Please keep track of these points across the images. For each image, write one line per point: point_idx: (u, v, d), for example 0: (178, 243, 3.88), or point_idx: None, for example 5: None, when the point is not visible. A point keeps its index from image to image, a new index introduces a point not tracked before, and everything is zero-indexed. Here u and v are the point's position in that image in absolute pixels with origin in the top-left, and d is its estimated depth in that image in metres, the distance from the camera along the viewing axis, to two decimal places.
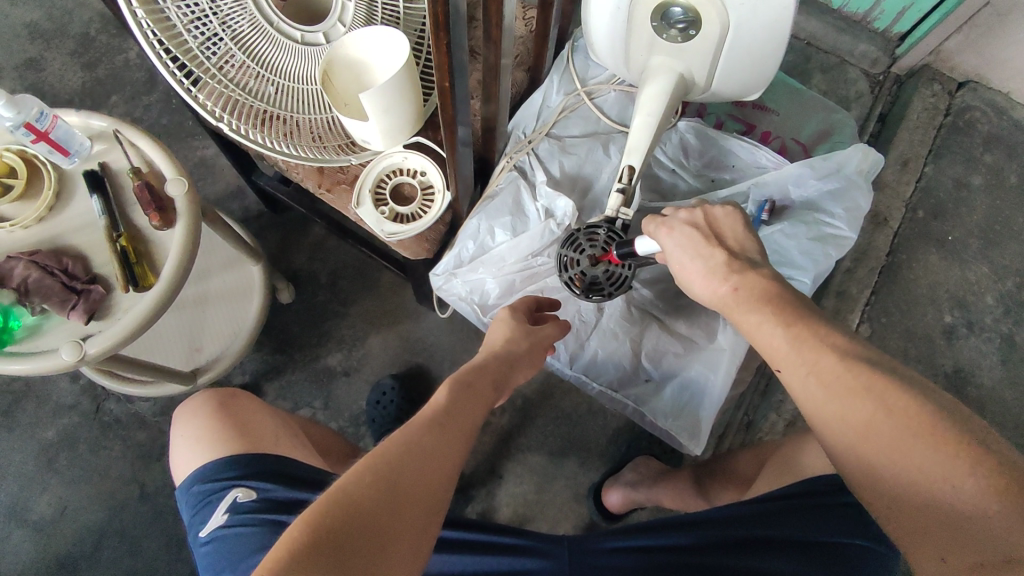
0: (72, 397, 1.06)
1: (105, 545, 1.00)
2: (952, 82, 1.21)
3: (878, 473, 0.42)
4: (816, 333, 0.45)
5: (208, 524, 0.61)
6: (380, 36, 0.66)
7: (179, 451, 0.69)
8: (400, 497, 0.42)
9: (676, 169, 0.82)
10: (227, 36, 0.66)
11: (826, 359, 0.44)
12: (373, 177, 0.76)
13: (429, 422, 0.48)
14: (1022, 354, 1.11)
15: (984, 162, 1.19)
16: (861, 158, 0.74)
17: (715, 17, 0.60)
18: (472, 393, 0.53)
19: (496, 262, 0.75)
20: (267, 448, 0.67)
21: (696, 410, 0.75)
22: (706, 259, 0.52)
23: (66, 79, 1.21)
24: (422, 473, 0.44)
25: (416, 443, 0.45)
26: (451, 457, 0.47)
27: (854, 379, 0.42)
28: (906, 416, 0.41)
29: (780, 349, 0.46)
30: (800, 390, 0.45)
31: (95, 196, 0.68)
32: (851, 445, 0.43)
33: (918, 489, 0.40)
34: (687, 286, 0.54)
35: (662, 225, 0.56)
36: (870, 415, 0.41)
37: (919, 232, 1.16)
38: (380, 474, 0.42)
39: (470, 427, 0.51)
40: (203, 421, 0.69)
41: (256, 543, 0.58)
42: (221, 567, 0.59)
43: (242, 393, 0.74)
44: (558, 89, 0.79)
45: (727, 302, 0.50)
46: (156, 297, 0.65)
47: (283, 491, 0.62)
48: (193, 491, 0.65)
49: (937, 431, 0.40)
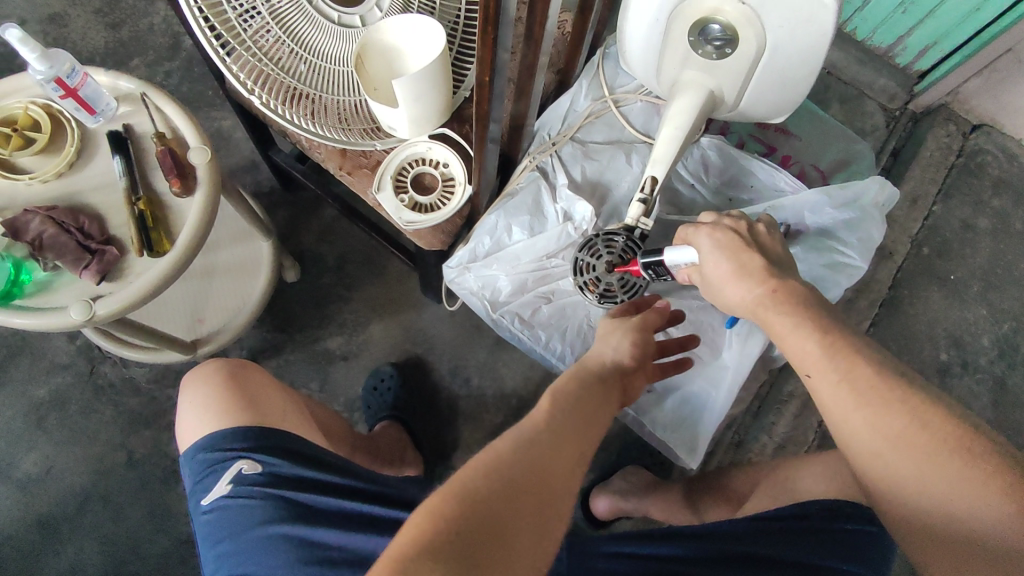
0: (67, 356, 1.05)
1: (88, 509, 0.99)
2: (967, 124, 1.22)
3: (902, 485, 0.43)
4: (848, 344, 0.46)
5: (211, 493, 0.62)
6: (416, 24, 0.66)
7: (184, 417, 0.69)
8: (522, 505, 0.42)
9: (695, 185, 0.83)
10: (266, 11, 0.67)
11: (861, 368, 0.45)
12: (396, 163, 0.76)
13: (545, 419, 0.47)
14: (1012, 398, 1.13)
15: (992, 206, 1.20)
16: (878, 191, 0.75)
17: (753, 37, 0.61)
18: (603, 387, 0.52)
19: (511, 260, 0.75)
20: (274, 423, 0.67)
21: (695, 425, 0.75)
22: (741, 262, 0.53)
23: (89, 37, 1.20)
24: (540, 472, 0.44)
25: (539, 447, 0.45)
26: (572, 465, 0.46)
27: (888, 391, 0.44)
28: (940, 432, 0.42)
29: (812, 355, 0.47)
30: (829, 397, 0.46)
31: (117, 156, 0.67)
32: (880, 455, 0.44)
33: (948, 505, 0.41)
34: (718, 292, 0.56)
35: (703, 227, 0.57)
36: (903, 426, 0.43)
37: (922, 268, 1.17)
38: (499, 482, 0.42)
39: (588, 423, 0.49)
40: (213, 388, 0.70)
41: (261, 516, 0.59)
42: (221, 537, 0.60)
43: (251, 364, 0.74)
44: (586, 94, 0.79)
45: (762, 303, 0.51)
46: (171, 263, 0.65)
47: (288, 467, 0.62)
48: (196, 460, 0.65)
49: (971, 449, 0.41)
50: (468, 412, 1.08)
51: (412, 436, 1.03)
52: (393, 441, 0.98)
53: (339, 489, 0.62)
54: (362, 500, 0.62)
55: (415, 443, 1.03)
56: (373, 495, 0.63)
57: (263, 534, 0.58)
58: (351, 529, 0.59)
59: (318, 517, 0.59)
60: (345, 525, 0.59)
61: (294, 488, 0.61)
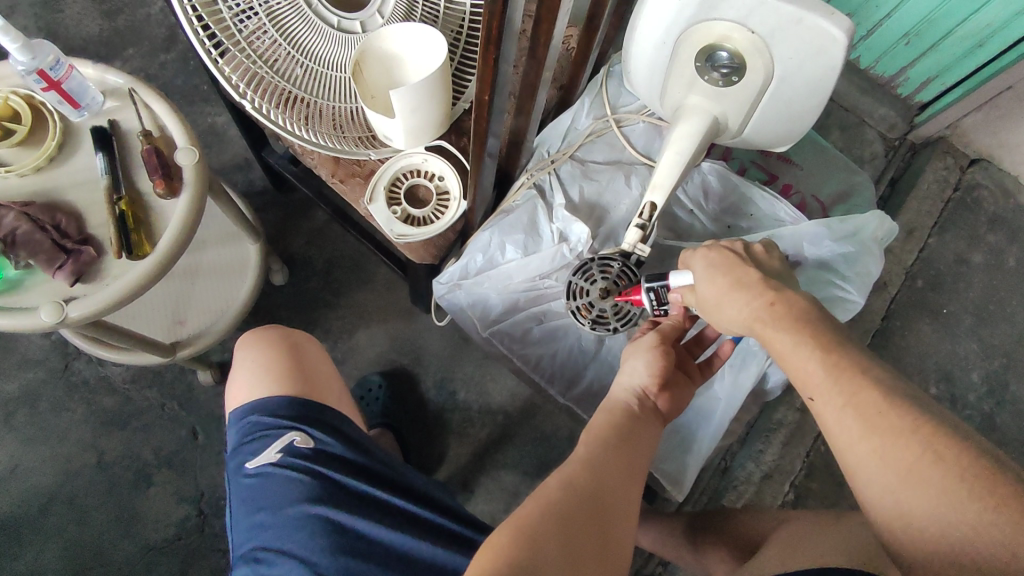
0: (42, 351, 1.02)
1: (53, 511, 0.96)
2: (965, 157, 1.22)
3: (913, 525, 0.37)
4: (855, 365, 0.41)
5: (258, 457, 0.56)
6: (416, 31, 0.65)
7: (235, 380, 0.64)
8: (590, 540, 0.39)
9: (693, 211, 0.81)
10: (262, 11, 0.65)
11: (868, 390, 0.39)
12: (389, 174, 0.74)
13: (587, 462, 0.46)
14: (999, 435, 1.12)
15: (987, 241, 1.20)
16: (877, 225, 0.74)
17: (761, 66, 0.60)
18: (641, 418, 0.52)
19: (503, 279, 0.74)
20: (325, 402, 0.63)
21: (684, 457, 0.74)
22: (737, 276, 0.49)
23: (82, 24, 1.17)
24: (590, 514, 0.41)
25: (593, 483, 0.43)
26: (629, 496, 0.45)
27: (899, 419, 0.38)
28: (959, 469, 0.35)
29: (813, 376, 0.41)
30: (833, 424, 0.40)
31: (100, 154, 0.65)
32: (890, 493, 0.38)
33: (968, 558, 0.35)
34: (716, 313, 0.50)
35: (700, 246, 0.53)
36: (915, 460, 0.37)
37: (915, 301, 1.17)
38: (561, 516, 0.40)
39: (629, 462, 0.47)
40: (272, 354, 0.65)
41: (307, 492, 0.53)
42: (260, 505, 0.54)
43: (308, 339, 0.69)
44: (588, 112, 0.78)
45: (761, 317, 0.46)
46: (150, 267, 0.63)
47: (339, 448, 0.57)
48: (248, 420, 0.59)
49: (997, 491, 0.34)
50: (451, 426, 1.06)
51: (402, 443, 1.03)
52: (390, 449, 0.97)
53: (389, 485, 0.57)
54: (403, 495, 0.57)
55: (403, 451, 1.02)
56: (420, 497, 0.58)
57: (305, 512, 0.52)
58: (391, 523, 0.53)
59: (364, 507, 0.53)
60: (392, 522, 0.53)
61: (343, 471, 0.56)
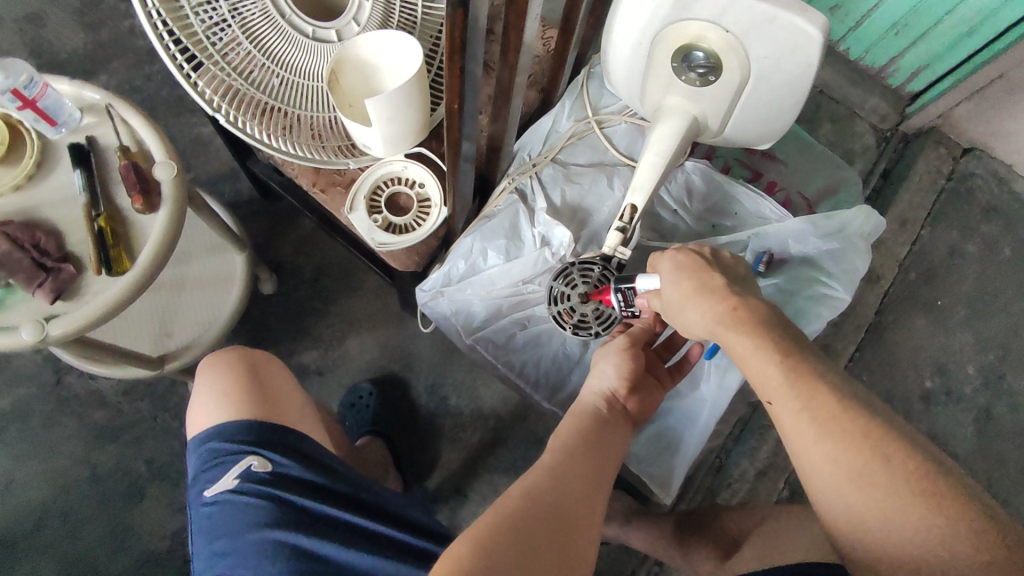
0: (33, 367, 1.02)
1: (47, 525, 0.97)
2: (957, 147, 1.21)
3: (861, 526, 0.38)
4: (810, 368, 0.41)
5: (215, 484, 0.55)
6: (395, 40, 0.64)
7: (195, 405, 0.63)
8: (547, 542, 0.42)
9: (678, 211, 0.81)
10: (235, 23, 0.65)
11: (824, 395, 0.40)
12: (370, 183, 0.73)
13: (553, 467, 0.48)
14: (996, 428, 1.11)
15: (980, 232, 1.19)
16: (864, 221, 0.73)
17: (736, 65, 0.59)
18: (608, 421, 0.55)
19: (486, 285, 0.73)
20: (286, 421, 0.62)
21: (671, 460, 0.74)
22: (700, 280, 0.48)
23: (66, 38, 1.17)
24: (549, 517, 0.43)
25: (554, 489, 0.46)
26: (591, 503, 0.47)
27: (851, 422, 0.38)
28: (906, 471, 0.36)
29: (772, 380, 0.41)
30: (788, 427, 0.40)
31: (78, 170, 0.65)
32: (840, 496, 0.38)
33: (913, 556, 0.36)
34: (679, 316, 0.50)
35: (667, 248, 0.53)
36: (866, 463, 0.37)
37: (908, 294, 1.16)
38: (517, 528, 0.42)
39: (594, 467, 0.50)
40: (230, 377, 0.64)
41: (265, 517, 0.52)
42: (218, 535, 0.53)
43: (274, 361, 0.69)
44: (569, 114, 0.77)
45: (722, 320, 0.45)
46: (127, 283, 0.63)
47: (299, 470, 0.57)
48: (205, 448, 0.58)
49: (938, 492, 0.36)
50: (444, 431, 1.06)
51: (392, 452, 1.01)
52: (378, 457, 0.96)
53: (354, 506, 0.56)
54: (367, 514, 0.56)
55: (395, 460, 1.01)
56: (388, 517, 0.58)
57: (262, 539, 0.51)
58: (354, 544, 0.53)
59: (326, 530, 0.53)
60: (356, 544, 0.53)
61: (305, 494, 0.55)
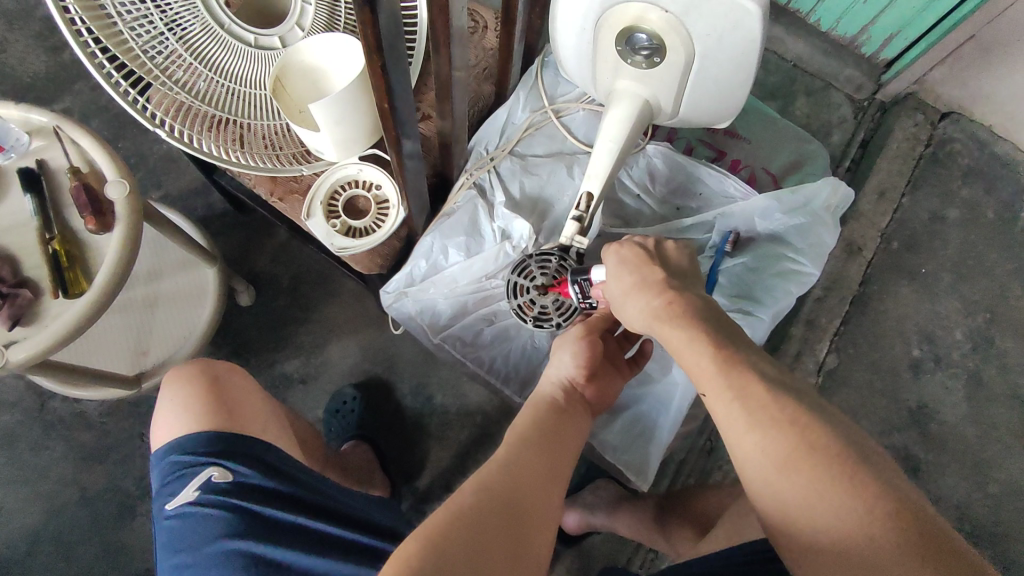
0: (15, 394, 1.03)
1: (41, 549, 0.97)
2: (935, 112, 1.15)
3: (789, 513, 0.40)
4: (741, 360, 0.44)
5: (176, 497, 0.56)
6: (338, 43, 0.64)
7: (159, 418, 0.63)
8: (501, 541, 0.41)
9: (640, 195, 0.80)
10: (174, 36, 0.64)
11: (754, 386, 0.42)
12: (324, 190, 0.74)
13: (505, 463, 0.47)
14: (987, 392, 1.05)
15: (961, 196, 1.13)
16: (830, 193, 0.73)
17: (679, 45, 0.56)
18: (566, 411, 0.55)
19: (448, 283, 0.74)
20: (249, 431, 0.62)
21: (645, 448, 0.76)
22: (640, 277, 0.52)
23: (29, 62, 1.17)
24: (501, 515, 0.42)
25: (506, 486, 0.45)
26: (548, 495, 0.46)
27: (779, 410, 0.41)
28: (827, 456, 0.39)
29: (706, 372, 0.44)
30: (723, 417, 0.43)
31: (29, 196, 0.65)
32: (770, 483, 0.40)
33: (835, 539, 0.38)
34: (621, 307, 0.53)
35: (613, 242, 0.56)
36: (791, 450, 0.40)
37: (892, 264, 1.10)
38: (471, 524, 0.40)
39: (547, 462, 0.49)
40: (193, 390, 0.64)
41: (225, 528, 0.54)
42: (180, 547, 0.55)
43: (237, 371, 0.69)
44: (524, 106, 0.77)
45: (660, 315, 0.48)
46: (87, 305, 0.61)
47: (260, 479, 0.57)
48: (167, 461, 0.59)
49: (857, 476, 0.38)
50: (431, 431, 1.05)
51: (381, 458, 1.00)
52: (363, 461, 0.96)
53: (316, 511, 0.58)
54: (327, 518, 0.58)
55: (383, 464, 1.00)
56: (350, 520, 0.59)
57: (224, 549, 0.53)
58: (312, 550, 0.54)
59: (286, 537, 0.54)
60: (317, 549, 0.54)
61: (266, 503, 0.56)
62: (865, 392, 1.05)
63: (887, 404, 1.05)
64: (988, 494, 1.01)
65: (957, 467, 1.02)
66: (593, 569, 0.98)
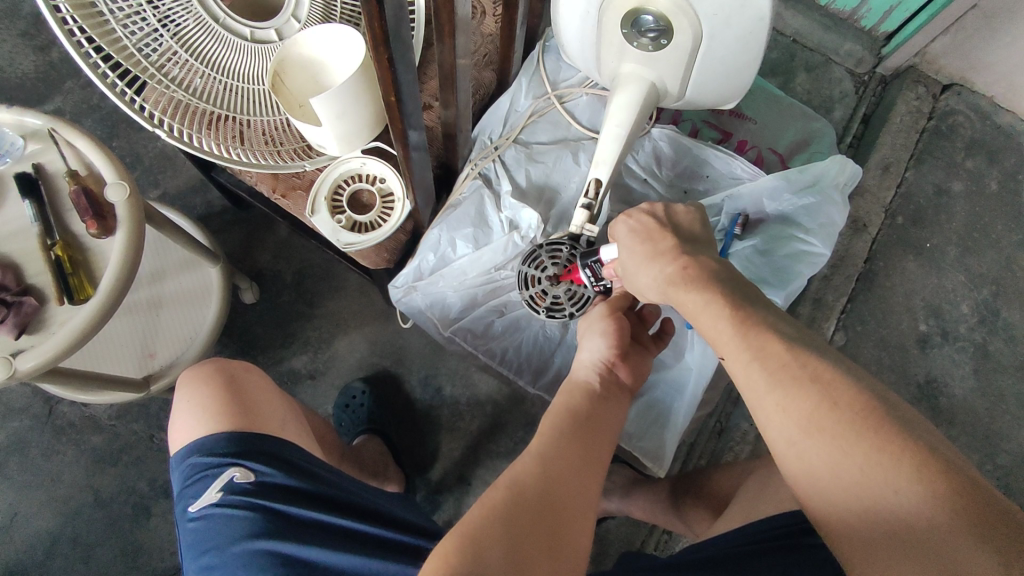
0: (24, 400, 1.02)
1: (57, 553, 0.97)
2: (936, 84, 1.13)
3: (813, 471, 0.40)
4: (759, 322, 0.45)
5: (199, 500, 0.56)
6: (336, 35, 0.63)
7: (176, 420, 0.63)
8: (539, 539, 0.40)
9: (647, 179, 0.79)
10: (169, 32, 0.62)
11: (772, 346, 0.43)
12: (328, 184, 0.73)
13: (541, 457, 0.46)
14: (994, 364, 1.05)
15: (965, 168, 1.12)
16: (839, 171, 0.72)
17: (687, 26, 0.55)
18: (601, 397, 0.55)
19: (457, 276, 0.74)
20: (269, 429, 0.62)
21: (661, 433, 0.77)
22: (653, 246, 0.52)
23: (16, 62, 1.14)
24: (539, 513, 0.41)
25: (543, 480, 0.44)
26: (585, 486, 0.46)
27: (800, 368, 0.41)
28: (849, 411, 0.39)
29: (723, 335, 0.45)
30: (743, 378, 0.44)
31: (27, 201, 0.64)
32: (793, 443, 0.41)
33: (859, 494, 0.38)
34: (633, 278, 0.54)
35: (623, 212, 0.57)
36: (815, 409, 0.40)
37: (897, 238, 1.09)
38: (506, 522, 0.40)
39: (582, 453, 0.48)
40: (210, 392, 0.63)
41: (249, 527, 0.53)
42: (206, 547, 0.54)
43: (254, 369, 0.69)
44: (526, 93, 0.76)
45: (674, 280, 0.49)
46: (94, 309, 0.60)
47: (282, 477, 0.57)
48: (187, 464, 0.59)
49: (883, 432, 0.38)
50: (442, 422, 1.05)
51: (392, 448, 1.00)
52: (377, 454, 0.95)
53: (338, 507, 0.58)
54: (349, 513, 0.57)
55: (395, 455, 1.00)
56: (373, 515, 0.59)
57: (247, 550, 0.52)
58: (336, 546, 0.53)
59: (309, 533, 0.54)
60: (340, 544, 0.53)
61: (288, 501, 0.56)
62: (874, 368, 1.05)
63: (895, 379, 1.04)
64: (997, 465, 1.02)
65: (967, 440, 1.03)
66: (610, 553, 0.99)
